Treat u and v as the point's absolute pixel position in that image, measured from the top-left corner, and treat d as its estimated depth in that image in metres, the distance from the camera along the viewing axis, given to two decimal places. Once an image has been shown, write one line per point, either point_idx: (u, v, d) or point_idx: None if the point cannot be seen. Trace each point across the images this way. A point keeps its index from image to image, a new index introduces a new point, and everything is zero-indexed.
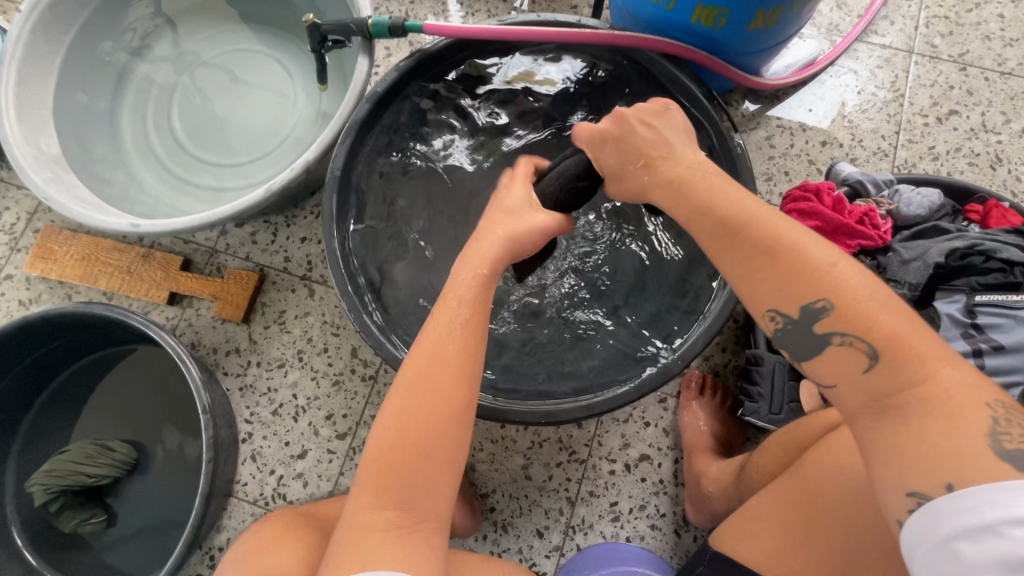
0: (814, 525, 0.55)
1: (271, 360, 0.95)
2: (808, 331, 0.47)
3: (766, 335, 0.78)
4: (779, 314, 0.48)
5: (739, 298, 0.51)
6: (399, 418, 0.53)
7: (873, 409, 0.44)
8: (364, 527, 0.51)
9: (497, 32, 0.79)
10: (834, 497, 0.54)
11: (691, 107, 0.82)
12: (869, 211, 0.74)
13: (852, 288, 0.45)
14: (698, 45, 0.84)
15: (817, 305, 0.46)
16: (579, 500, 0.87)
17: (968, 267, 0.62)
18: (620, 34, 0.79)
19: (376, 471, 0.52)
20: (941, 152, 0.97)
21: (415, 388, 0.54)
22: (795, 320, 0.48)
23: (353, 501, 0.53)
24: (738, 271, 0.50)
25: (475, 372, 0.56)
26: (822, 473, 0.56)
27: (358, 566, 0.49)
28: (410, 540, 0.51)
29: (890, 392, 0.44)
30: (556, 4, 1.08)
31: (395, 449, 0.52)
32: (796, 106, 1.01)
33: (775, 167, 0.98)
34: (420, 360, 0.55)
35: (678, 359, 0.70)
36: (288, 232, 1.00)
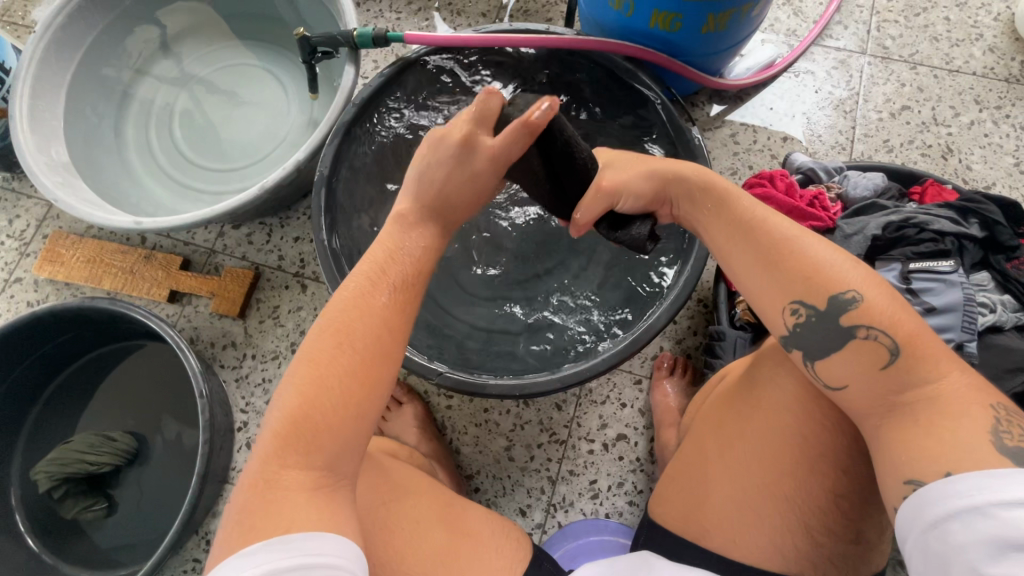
0: (759, 478, 0.63)
1: (266, 353, 1.00)
2: (834, 324, 0.53)
3: (729, 313, 0.84)
4: (804, 306, 0.54)
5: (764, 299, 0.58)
6: (316, 370, 0.52)
7: (882, 408, 0.51)
8: (273, 484, 0.48)
9: (472, 40, 0.86)
10: (789, 459, 0.62)
11: (655, 104, 0.89)
12: (818, 195, 0.80)
13: (872, 292, 0.53)
14: (659, 49, 0.91)
15: (845, 299, 0.53)
16: (559, 478, 0.90)
17: (903, 238, 0.67)
18: (585, 39, 0.86)
19: (285, 427, 0.51)
20: (895, 145, 1.04)
21: (336, 337, 0.55)
22: (820, 312, 0.54)
23: (260, 461, 0.50)
24: (765, 274, 0.57)
25: (400, 326, 0.59)
26: (770, 439, 0.64)
27: (265, 520, 0.46)
28: (322, 497, 0.49)
29: (901, 392, 0.51)
30: (532, 17, 1.16)
31: (311, 398, 0.51)
32: (758, 105, 1.08)
33: (740, 161, 1.04)
34: (343, 313, 0.57)
35: (644, 333, 0.75)
36: (282, 232, 1.06)
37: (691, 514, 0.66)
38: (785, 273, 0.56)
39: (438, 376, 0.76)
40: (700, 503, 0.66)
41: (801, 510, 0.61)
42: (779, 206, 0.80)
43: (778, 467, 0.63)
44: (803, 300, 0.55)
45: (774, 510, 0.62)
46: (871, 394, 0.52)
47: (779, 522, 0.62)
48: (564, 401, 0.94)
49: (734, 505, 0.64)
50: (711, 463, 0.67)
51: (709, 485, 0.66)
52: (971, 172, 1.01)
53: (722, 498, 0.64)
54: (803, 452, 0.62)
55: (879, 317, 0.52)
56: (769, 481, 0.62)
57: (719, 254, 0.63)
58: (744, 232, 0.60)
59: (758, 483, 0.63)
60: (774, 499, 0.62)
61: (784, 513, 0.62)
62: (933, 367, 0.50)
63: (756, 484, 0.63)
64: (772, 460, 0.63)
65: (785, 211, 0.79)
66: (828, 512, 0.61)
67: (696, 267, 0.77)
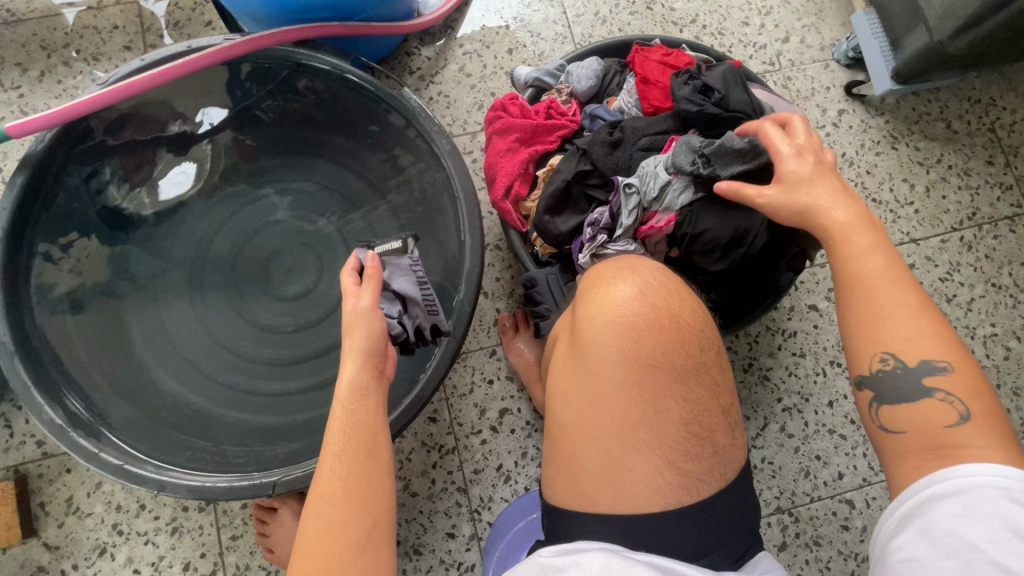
0: (646, 454, 0.49)
1: (88, 553, 0.81)
2: (916, 381, 0.47)
3: (529, 256, 0.79)
4: (892, 355, 0.48)
5: (704, 329, 0.53)
6: None
7: (930, 455, 0.45)
8: None
9: (103, 96, 0.70)
10: (680, 439, 0.49)
11: (372, 89, 0.75)
12: (551, 103, 0.78)
13: (928, 335, 0.47)
14: (328, 16, 0.78)
15: (937, 362, 0.47)
16: (468, 483, 0.87)
17: (641, 129, 0.70)
18: (237, 44, 0.72)
19: None
20: (606, 14, 1.03)
21: None
22: (907, 366, 0.47)
23: None
24: (686, 311, 0.52)
25: None
26: (666, 416, 0.49)
27: None
28: None
29: (949, 443, 0.45)
30: (187, 28, 0.97)
31: None
32: (470, 27, 1.01)
33: (480, 93, 0.99)
34: None
35: (466, 303, 0.70)
36: (26, 414, 0.84)
37: (591, 493, 0.50)
38: (697, 317, 0.53)
39: (273, 487, 0.65)
40: (577, 472, 0.50)
41: (701, 434, 0.50)
42: (524, 130, 0.76)
43: (661, 374, 0.50)
44: (891, 350, 0.48)
45: (668, 439, 0.49)
46: (922, 444, 0.46)
47: (676, 452, 0.49)
48: (436, 411, 0.88)
49: (623, 458, 0.49)
50: (582, 405, 0.51)
51: (595, 436, 0.50)
52: (675, 11, 1.04)
53: (603, 456, 0.49)
54: (698, 428, 0.50)
55: (972, 387, 0.46)
56: (655, 443, 0.49)
57: (647, 283, 0.53)
58: (655, 281, 0.54)
59: (638, 412, 0.49)
60: (667, 461, 0.49)
61: (680, 444, 0.49)
62: (945, 442, 0.45)
63: (648, 451, 0.49)
64: (653, 428, 0.49)
65: (531, 133, 0.77)
66: (722, 426, 0.51)
67: (471, 203, 0.72)
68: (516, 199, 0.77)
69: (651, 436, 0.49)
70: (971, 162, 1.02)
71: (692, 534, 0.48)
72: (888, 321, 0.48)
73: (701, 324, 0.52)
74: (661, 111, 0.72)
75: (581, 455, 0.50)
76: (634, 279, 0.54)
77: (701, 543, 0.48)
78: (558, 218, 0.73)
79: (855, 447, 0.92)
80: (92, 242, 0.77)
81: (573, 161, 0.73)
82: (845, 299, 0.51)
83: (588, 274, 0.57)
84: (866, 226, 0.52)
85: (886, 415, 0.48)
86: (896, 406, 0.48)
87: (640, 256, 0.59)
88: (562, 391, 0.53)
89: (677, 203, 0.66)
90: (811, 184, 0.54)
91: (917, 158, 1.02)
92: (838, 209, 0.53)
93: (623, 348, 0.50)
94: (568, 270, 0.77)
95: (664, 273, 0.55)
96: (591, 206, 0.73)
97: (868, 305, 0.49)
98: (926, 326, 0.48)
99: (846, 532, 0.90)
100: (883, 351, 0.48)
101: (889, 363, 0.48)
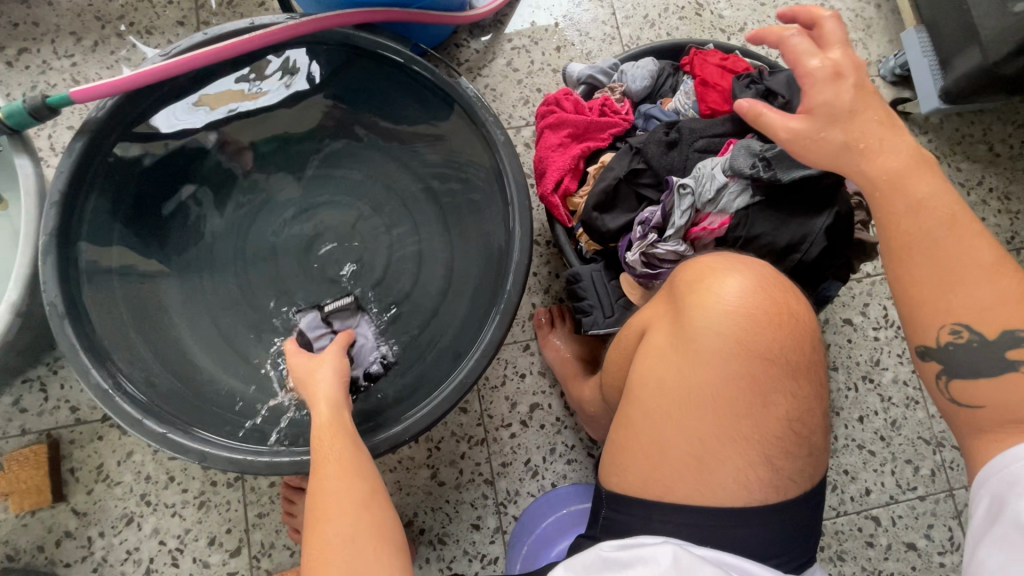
0: (744, 446, 0.51)
1: (114, 522, 0.81)
2: (997, 352, 0.46)
3: (573, 251, 0.79)
4: (966, 325, 0.47)
5: (813, 330, 0.55)
6: None
7: (1009, 432, 0.45)
8: None
9: (166, 69, 0.70)
10: (778, 436, 0.52)
11: (431, 80, 0.76)
12: (605, 101, 0.78)
13: (1009, 301, 0.46)
14: (388, 3, 0.78)
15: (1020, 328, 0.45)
16: (496, 476, 0.87)
17: (698, 131, 0.70)
18: (299, 23, 0.72)
19: None
20: (655, 17, 1.04)
21: None
22: (982, 337, 0.46)
23: None
24: (801, 310, 0.55)
25: None
26: (771, 413, 0.52)
27: None
28: None
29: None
30: (241, 7, 0.98)
31: None
32: (520, 22, 1.01)
33: (527, 88, 0.99)
34: None
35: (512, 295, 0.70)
36: (60, 379, 0.84)
37: (678, 477, 0.52)
38: (808, 317, 0.55)
39: (313, 465, 0.65)
40: (666, 453, 0.52)
41: (801, 434, 0.52)
42: (577, 126, 0.77)
43: (774, 370, 0.52)
44: (962, 319, 0.47)
45: (771, 434, 0.51)
46: (997, 422, 0.46)
47: (773, 448, 0.52)
48: (467, 402, 0.88)
49: (722, 447, 0.51)
50: (687, 389, 0.52)
51: (697, 422, 0.52)
52: (724, 19, 1.05)
53: (698, 443, 0.51)
54: (796, 429, 0.52)
55: None
56: (755, 437, 0.51)
57: (762, 278, 0.55)
58: (774, 279, 0.56)
59: (745, 403, 0.52)
60: (763, 455, 0.51)
61: (782, 441, 0.52)
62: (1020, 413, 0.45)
63: (745, 444, 0.51)
64: (755, 422, 0.51)
65: (584, 130, 0.77)
66: (817, 430, 0.54)
67: (523, 195, 0.72)
68: (564, 194, 0.77)
69: (754, 429, 0.51)
70: (1012, 186, 1.02)
71: (734, 527, 0.50)
72: (960, 286, 0.47)
73: (812, 327, 0.55)
74: (719, 113, 0.72)
75: (676, 438, 0.52)
76: (749, 273, 0.56)
77: (742, 538, 0.51)
78: (607, 215, 0.73)
79: (883, 465, 0.92)
80: (141, 212, 0.78)
81: (626, 159, 0.73)
82: (907, 262, 0.49)
83: (699, 262, 0.58)
84: (921, 173, 0.50)
85: (958, 390, 0.48)
86: (969, 380, 0.47)
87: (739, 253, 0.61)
88: (662, 372, 0.54)
89: (732, 206, 0.66)
90: (851, 119, 0.51)
91: (958, 179, 1.01)
92: (887, 156, 0.50)
93: (740, 338, 0.52)
94: (613, 268, 0.77)
95: (774, 271, 0.57)
96: (641, 206, 0.73)
97: (936, 270, 0.48)
98: (1003, 288, 0.46)
99: (870, 549, 0.89)
100: (955, 322, 0.47)
101: (962, 335, 0.47)
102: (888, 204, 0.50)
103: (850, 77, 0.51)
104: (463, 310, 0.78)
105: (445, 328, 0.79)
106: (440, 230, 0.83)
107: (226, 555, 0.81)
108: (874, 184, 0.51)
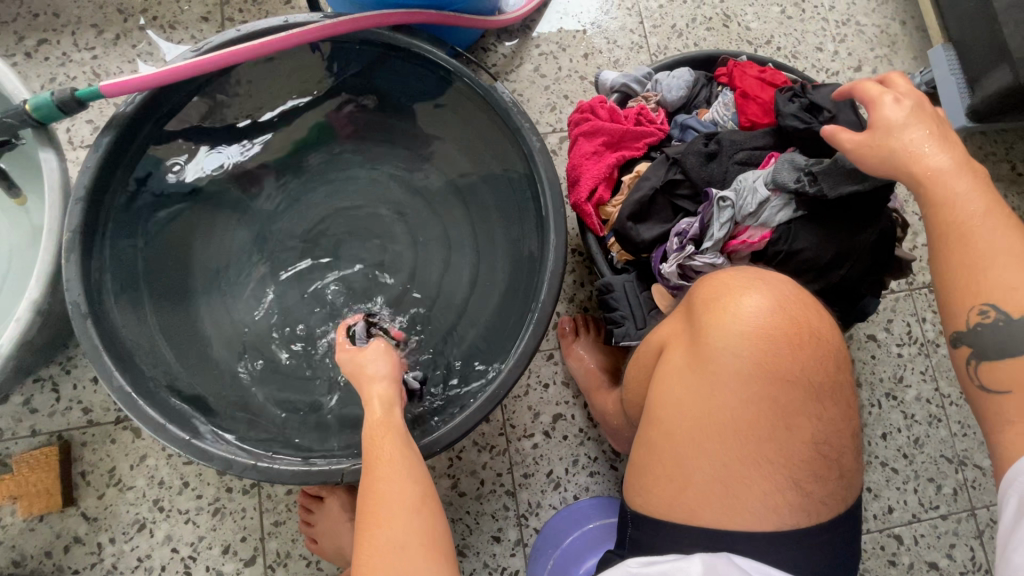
0: (768, 471, 0.50)
1: (126, 528, 0.79)
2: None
3: (605, 261, 0.77)
4: (995, 306, 0.46)
5: (836, 349, 0.54)
6: None
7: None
8: None
9: (198, 65, 0.68)
10: (804, 458, 0.51)
11: (466, 83, 0.74)
12: (640, 110, 0.78)
13: None
14: (423, 4, 0.77)
15: None
16: (517, 487, 0.85)
17: (739, 143, 0.70)
18: (335, 23, 0.70)
19: None
20: (682, 27, 1.03)
21: None
22: (1010, 318, 0.46)
23: None
24: (820, 330, 0.53)
25: None
26: (794, 435, 0.51)
27: None
28: None
29: None
30: (266, 5, 0.96)
31: None
32: (548, 28, 1.00)
33: (554, 94, 0.98)
34: None
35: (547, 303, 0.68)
36: (73, 379, 0.82)
37: (700, 502, 0.51)
38: (830, 336, 0.54)
39: (342, 475, 0.63)
40: (688, 478, 0.51)
41: (829, 455, 0.51)
42: (612, 135, 0.76)
43: (795, 392, 0.51)
44: (993, 301, 0.47)
45: (796, 458, 0.50)
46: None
47: (801, 472, 0.51)
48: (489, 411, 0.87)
49: (744, 471, 0.50)
50: (704, 413, 0.52)
51: (717, 446, 0.51)
52: (751, 31, 1.05)
53: (720, 468, 0.51)
54: (824, 450, 0.51)
55: None
56: (778, 461, 0.50)
57: (780, 298, 0.54)
58: (793, 297, 0.55)
59: (768, 427, 0.51)
60: (789, 478, 0.50)
61: (808, 464, 0.51)
62: None
63: (769, 468, 0.50)
64: (777, 445, 0.51)
65: (619, 138, 0.76)
66: (848, 450, 0.53)
67: (557, 201, 0.70)
68: (598, 203, 0.76)
69: (777, 452, 0.50)
70: None
71: (776, 548, 0.49)
72: (991, 267, 0.47)
73: (836, 345, 0.54)
74: (758, 126, 0.72)
75: (696, 464, 0.51)
76: (767, 292, 0.55)
77: (792, 560, 0.49)
78: (642, 225, 0.72)
79: (906, 483, 0.91)
80: (163, 210, 0.76)
81: (663, 169, 0.72)
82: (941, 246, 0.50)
83: (713, 282, 0.57)
84: (965, 172, 0.51)
85: (988, 374, 0.47)
86: (998, 363, 0.46)
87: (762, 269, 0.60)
88: (680, 396, 0.53)
89: (774, 220, 0.65)
90: (904, 129, 0.53)
91: None
92: (930, 154, 0.52)
93: (760, 361, 0.51)
94: (645, 279, 0.76)
95: (795, 288, 0.56)
96: (678, 216, 0.72)
97: (969, 256, 0.48)
98: None
99: (893, 568, 0.88)
100: (983, 302, 0.47)
101: (990, 315, 0.47)
102: (927, 194, 0.51)
103: (912, 99, 0.55)
104: (492, 318, 0.77)
105: (472, 335, 0.77)
106: (468, 236, 0.82)
107: (240, 564, 0.79)
108: (915, 179, 0.52)
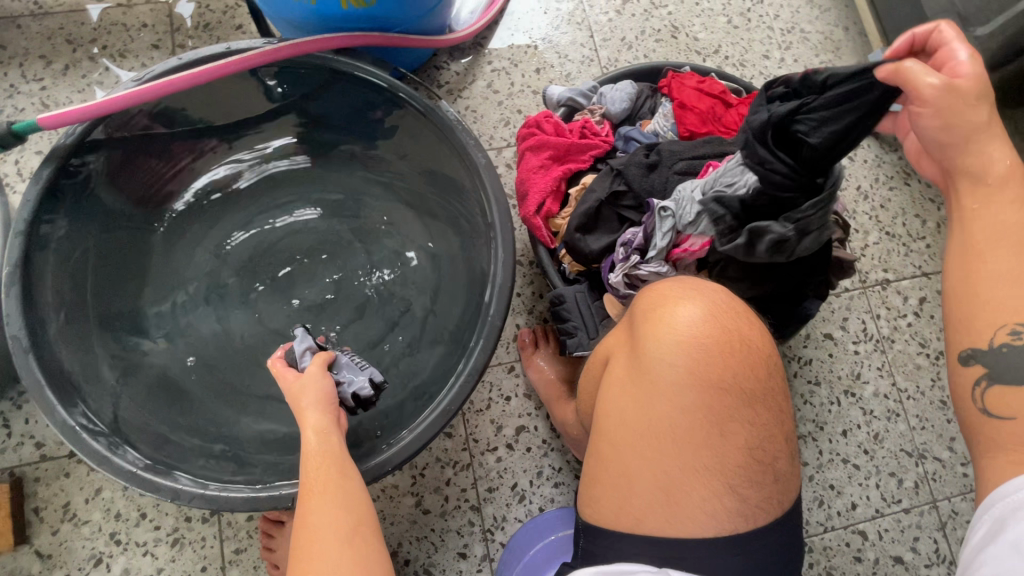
0: (706, 478, 0.51)
1: (82, 564, 0.77)
2: None
3: (556, 272, 0.78)
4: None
5: (767, 356, 0.55)
6: None
7: None
8: None
9: (138, 94, 0.68)
10: (740, 464, 0.52)
11: (411, 103, 0.74)
12: (585, 123, 0.79)
13: None
14: (367, 28, 0.78)
15: None
16: (482, 502, 0.85)
17: (678, 153, 0.72)
18: (276, 49, 0.71)
19: None
20: (632, 39, 1.06)
21: None
22: None
23: None
24: (750, 337, 0.55)
25: None
26: (728, 441, 0.52)
27: None
28: None
29: None
30: (217, 30, 0.97)
31: None
32: (499, 45, 1.02)
33: (507, 109, 1.00)
34: None
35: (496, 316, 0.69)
36: (24, 414, 0.80)
37: (643, 511, 0.51)
38: (759, 343, 0.56)
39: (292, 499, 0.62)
40: (631, 487, 0.52)
41: (763, 460, 0.52)
42: (557, 148, 0.77)
43: (728, 399, 0.53)
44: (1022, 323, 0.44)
45: (732, 464, 0.51)
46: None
47: (738, 478, 0.51)
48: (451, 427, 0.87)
49: (683, 479, 0.51)
50: (642, 422, 0.53)
51: (656, 454, 0.52)
52: (699, 41, 1.07)
53: (661, 475, 0.51)
54: (758, 455, 0.52)
55: None
56: (716, 467, 0.51)
57: (712, 307, 0.56)
58: (725, 306, 0.56)
59: (705, 433, 0.52)
60: (726, 484, 0.51)
61: (745, 469, 0.52)
62: None
63: (707, 476, 0.51)
64: (713, 451, 0.52)
65: (565, 151, 0.77)
66: (782, 454, 0.54)
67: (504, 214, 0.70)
68: (547, 216, 0.77)
69: (713, 458, 0.51)
70: None
71: (712, 556, 0.50)
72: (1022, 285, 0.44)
73: (766, 351, 0.55)
74: (697, 135, 0.76)
75: (637, 473, 0.52)
76: (699, 302, 0.56)
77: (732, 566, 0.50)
78: (589, 236, 0.73)
79: (868, 479, 0.92)
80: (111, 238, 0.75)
81: (607, 181, 0.73)
82: (981, 257, 0.46)
83: (650, 293, 0.59)
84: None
85: (994, 398, 0.44)
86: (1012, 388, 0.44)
87: (701, 278, 0.62)
88: (621, 406, 0.55)
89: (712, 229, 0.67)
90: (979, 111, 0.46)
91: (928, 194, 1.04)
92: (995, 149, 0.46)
93: (693, 368, 0.53)
94: (596, 289, 0.77)
95: (727, 297, 0.58)
96: (623, 226, 0.73)
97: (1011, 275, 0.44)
98: None
99: (859, 564, 0.89)
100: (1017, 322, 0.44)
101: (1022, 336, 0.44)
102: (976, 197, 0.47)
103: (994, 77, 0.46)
104: (447, 334, 0.77)
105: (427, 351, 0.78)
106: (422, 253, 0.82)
107: None
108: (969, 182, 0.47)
